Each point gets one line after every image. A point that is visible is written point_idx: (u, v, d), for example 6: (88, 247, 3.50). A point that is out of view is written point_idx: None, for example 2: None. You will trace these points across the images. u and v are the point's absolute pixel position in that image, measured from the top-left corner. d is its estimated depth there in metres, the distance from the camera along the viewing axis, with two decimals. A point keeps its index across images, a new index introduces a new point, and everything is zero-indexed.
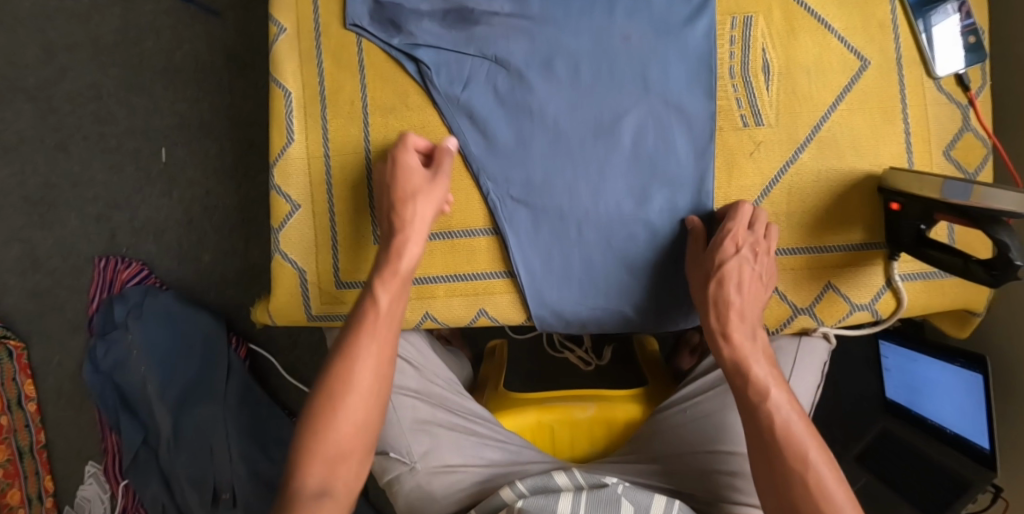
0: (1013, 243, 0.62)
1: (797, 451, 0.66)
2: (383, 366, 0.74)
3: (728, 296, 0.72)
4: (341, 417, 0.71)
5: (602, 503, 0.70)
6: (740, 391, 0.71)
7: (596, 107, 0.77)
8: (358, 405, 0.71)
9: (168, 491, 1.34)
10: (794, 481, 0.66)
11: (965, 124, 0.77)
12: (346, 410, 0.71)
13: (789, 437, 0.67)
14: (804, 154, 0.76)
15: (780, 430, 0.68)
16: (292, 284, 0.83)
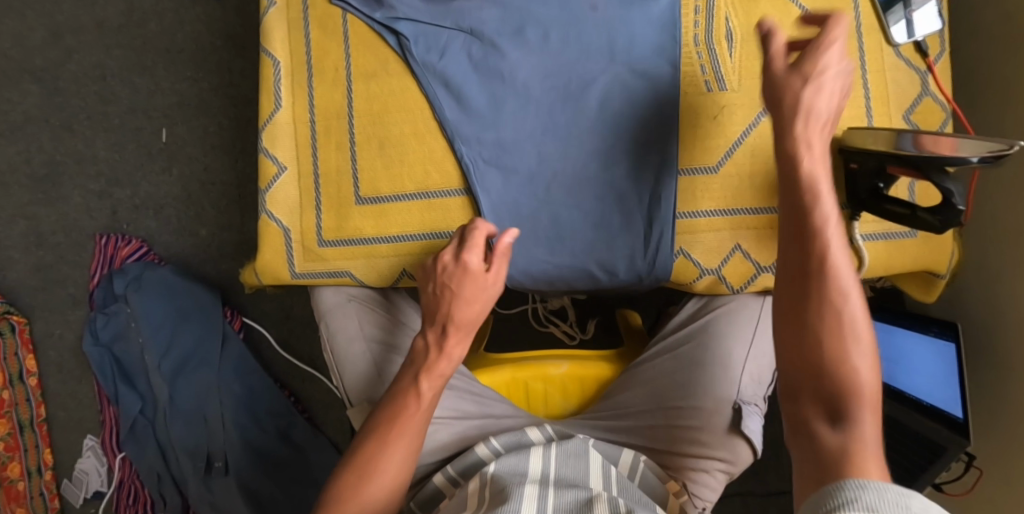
0: (956, 189, 0.67)
1: (849, 345, 0.57)
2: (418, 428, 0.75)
3: (820, 103, 0.64)
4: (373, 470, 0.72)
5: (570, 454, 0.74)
6: (797, 203, 0.62)
7: (564, 73, 0.81)
8: (383, 476, 0.72)
9: (163, 458, 1.38)
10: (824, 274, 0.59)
11: (925, 89, 0.81)
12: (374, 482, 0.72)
13: (846, 318, 0.58)
14: (766, 117, 0.80)
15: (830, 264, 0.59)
16: (278, 242, 0.86)
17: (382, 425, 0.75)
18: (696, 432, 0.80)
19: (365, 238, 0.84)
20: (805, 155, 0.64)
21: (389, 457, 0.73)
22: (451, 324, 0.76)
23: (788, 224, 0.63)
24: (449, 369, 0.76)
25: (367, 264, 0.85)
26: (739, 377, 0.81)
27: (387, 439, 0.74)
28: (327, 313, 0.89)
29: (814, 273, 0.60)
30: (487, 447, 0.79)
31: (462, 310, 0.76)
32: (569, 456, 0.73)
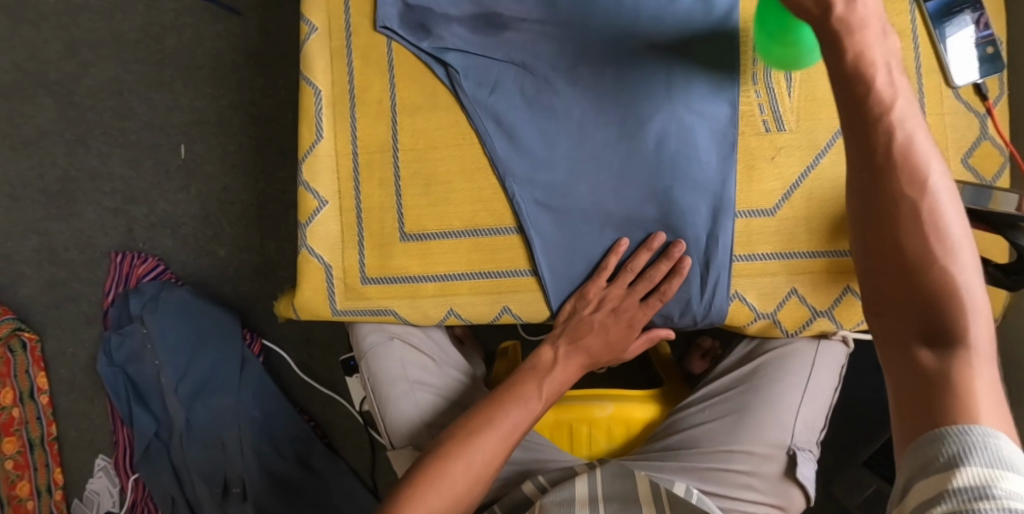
0: None
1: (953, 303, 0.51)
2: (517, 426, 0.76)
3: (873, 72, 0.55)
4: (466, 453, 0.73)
5: (615, 477, 0.75)
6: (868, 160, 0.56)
7: (618, 110, 0.79)
8: (462, 479, 0.72)
9: (177, 482, 1.35)
10: (915, 235, 0.53)
11: (983, 132, 0.79)
12: (448, 488, 0.71)
13: (949, 260, 0.52)
14: (823, 160, 0.78)
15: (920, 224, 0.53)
16: (319, 278, 0.83)
17: (470, 431, 0.75)
18: (748, 478, 0.77)
19: (409, 277, 0.82)
20: (888, 104, 0.55)
21: (468, 468, 0.72)
22: (582, 336, 0.80)
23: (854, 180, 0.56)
24: (567, 387, 0.80)
25: (412, 303, 0.82)
26: (792, 423, 0.79)
27: (476, 445, 0.74)
28: (366, 352, 0.86)
29: (902, 221, 0.54)
30: (532, 482, 0.79)
31: (593, 328, 0.80)
32: (614, 479, 0.75)
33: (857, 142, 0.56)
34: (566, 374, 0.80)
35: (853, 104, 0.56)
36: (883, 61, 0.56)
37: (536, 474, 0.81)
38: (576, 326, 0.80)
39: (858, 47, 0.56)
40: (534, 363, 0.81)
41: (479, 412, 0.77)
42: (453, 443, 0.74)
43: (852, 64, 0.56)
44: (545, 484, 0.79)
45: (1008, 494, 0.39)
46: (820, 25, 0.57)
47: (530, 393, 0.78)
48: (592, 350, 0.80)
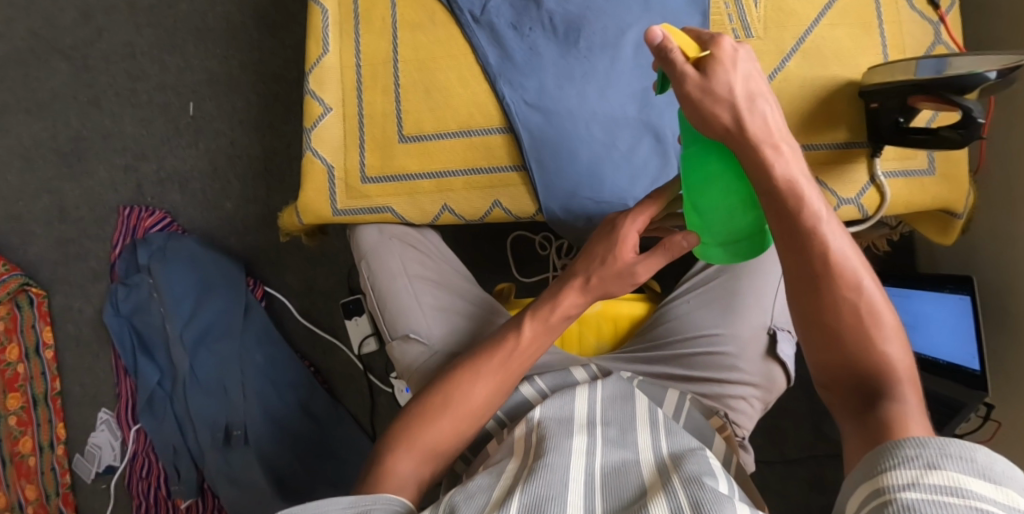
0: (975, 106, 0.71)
1: (893, 374, 0.58)
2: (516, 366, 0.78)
3: (800, 183, 0.59)
4: (468, 390, 0.75)
5: (616, 391, 0.76)
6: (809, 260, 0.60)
7: (601, 22, 0.85)
8: (476, 403, 0.75)
9: (180, 431, 1.38)
10: (847, 315, 0.59)
11: (937, 38, 0.86)
12: (466, 410, 0.74)
13: (878, 331, 0.59)
14: (790, 63, 0.85)
15: (865, 312, 0.59)
16: (321, 178, 0.89)
17: (481, 360, 0.77)
18: (734, 360, 0.83)
19: (407, 175, 0.88)
20: (818, 214, 0.59)
21: (478, 402, 0.75)
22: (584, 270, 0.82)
23: (790, 273, 0.61)
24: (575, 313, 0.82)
25: (411, 200, 0.89)
26: (772, 305, 0.85)
27: (487, 371, 0.76)
28: (367, 252, 0.91)
29: (842, 312, 0.59)
30: (532, 386, 0.82)
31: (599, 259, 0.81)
32: (615, 400, 0.74)
33: (791, 246, 0.60)
34: (569, 301, 0.81)
35: (788, 213, 0.60)
36: (801, 171, 0.60)
37: (533, 378, 0.83)
38: (584, 260, 0.83)
39: (770, 164, 0.59)
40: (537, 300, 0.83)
41: (484, 348, 0.79)
42: (463, 374, 0.77)
43: (782, 183, 0.59)
44: (546, 389, 0.82)
45: (974, 494, 0.42)
46: (737, 144, 0.60)
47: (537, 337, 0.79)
48: (588, 273, 0.81)
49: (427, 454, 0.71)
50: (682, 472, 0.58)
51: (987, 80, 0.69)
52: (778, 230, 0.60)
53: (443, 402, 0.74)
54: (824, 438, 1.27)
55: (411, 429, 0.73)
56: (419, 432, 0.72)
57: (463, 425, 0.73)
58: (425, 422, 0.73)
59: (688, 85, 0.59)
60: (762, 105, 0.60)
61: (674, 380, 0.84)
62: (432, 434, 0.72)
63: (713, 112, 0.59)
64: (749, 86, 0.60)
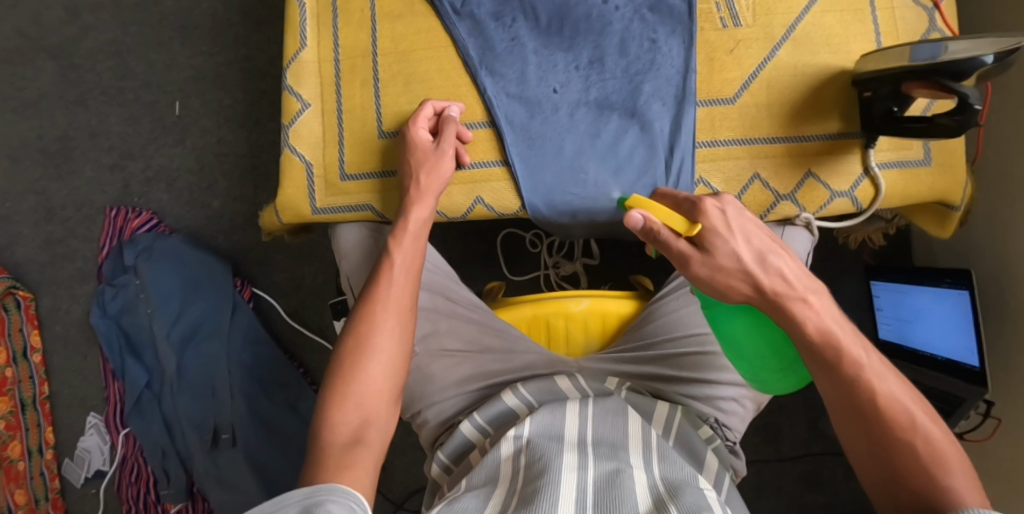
0: (972, 91, 0.67)
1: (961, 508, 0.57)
2: (404, 319, 0.75)
3: (831, 326, 0.64)
4: (368, 362, 0.72)
5: (607, 410, 0.73)
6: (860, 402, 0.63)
7: (585, 9, 0.83)
8: (391, 340, 0.73)
9: (169, 434, 1.36)
10: (898, 448, 0.61)
11: (932, 24, 0.83)
12: (380, 347, 0.72)
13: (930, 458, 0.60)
14: (780, 51, 0.82)
15: (923, 448, 0.60)
16: (300, 176, 0.87)
17: (364, 324, 0.74)
18: (724, 359, 0.81)
19: (388, 171, 0.86)
20: (856, 354, 0.64)
21: (381, 372, 0.72)
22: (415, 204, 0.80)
23: (840, 410, 0.65)
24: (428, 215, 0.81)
25: (390, 198, 0.86)
26: None
27: (382, 329, 0.74)
28: (351, 251, 0.89)
29: (895, 447, 0.61)
30: (517, 396, 0.79)
31: (426, 189, 0.81)
32: (606, 418, 0.71)
33: (840, 388, 0.64)
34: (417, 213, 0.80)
35: (827, 361, 0.64)
36: (838, 321, 0.65)
37: (517, 387, 0.81)
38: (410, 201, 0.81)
39: (798, 320, 0.64)
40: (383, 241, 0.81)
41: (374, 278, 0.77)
42: (368, 311, 0.75)
43: (817, 337, 0.64)
44: (530, 399, 0.79)
45: None
46: (762, 304, 0.66)
47: (396, 272, 0.77)
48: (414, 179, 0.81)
49: (364, 400, 0.70)
50: (682, 503, 0.56)
51: (986, 65, 0.66)
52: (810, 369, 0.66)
53: (344, 386, 0.70)
54: (822, 436, 1.25)
55: (341, 382, 0.71)
56: (347, 383, 0.70)
57: (385, 363, 0.72)
58: (348, 370, 0.71)
59: (694, 264, 0.66)
60: (768, 257, 0.65)
61: (661, 381, 0.81)
62: (363, 381, 0.70)
63: (728, 285, 0.65)
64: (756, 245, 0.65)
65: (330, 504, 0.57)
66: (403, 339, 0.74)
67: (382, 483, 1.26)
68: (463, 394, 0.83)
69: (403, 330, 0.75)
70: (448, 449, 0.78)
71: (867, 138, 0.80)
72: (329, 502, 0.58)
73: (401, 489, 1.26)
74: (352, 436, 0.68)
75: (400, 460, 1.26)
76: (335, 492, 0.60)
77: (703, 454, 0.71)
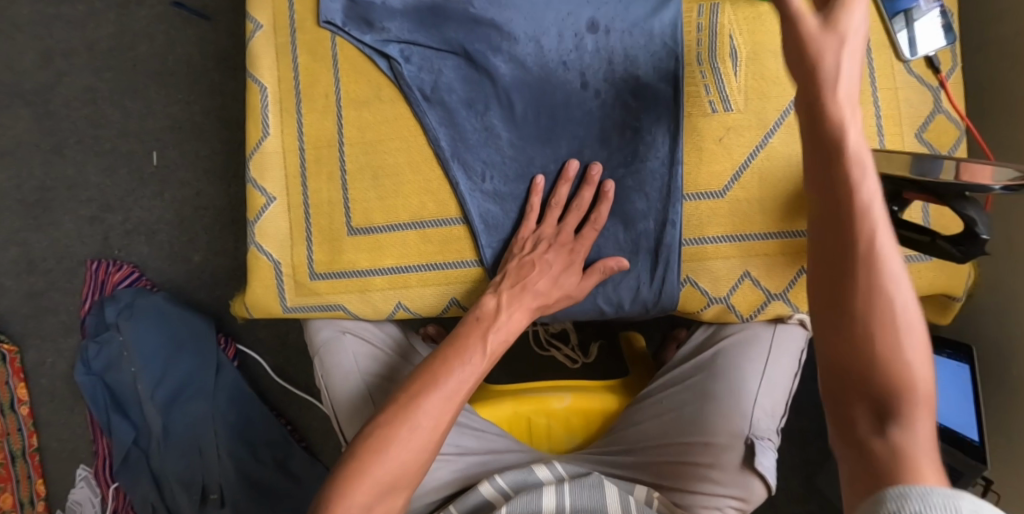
0: (980, 219, 0.64)
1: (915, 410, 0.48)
2: (450, 416, 0.69)
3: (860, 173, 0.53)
4: (394, 449, 0.66)
5: (585, 487, 0.71)
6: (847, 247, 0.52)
7: (564, 95, 0.78)
8: (424, 435, 0.67)
9: (158, 491, 1.33)
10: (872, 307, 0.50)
11: (937, 106, 0.78)
12: (410, 435, 0.67)
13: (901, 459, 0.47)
14: (773, 139, 0.77)
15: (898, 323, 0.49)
16: (268, 274, 0.83)
17: (405, 406, 0.68)
18: (708, 470, 0.76)
19: (358, 271, 0.81)
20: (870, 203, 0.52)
21: (403, 462, 0.66)
22: (510, 309, 0.75)
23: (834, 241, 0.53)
24: (513, 338, 0.74)
25: (363, 297, 0.82)
26: (753, 410, 0.77)
27: (422, 419, 0.67)
28: (326, 351, 0.85)
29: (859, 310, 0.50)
30: (492, 484, 0.75)
31: (533, 291, 0.76)
32: (583, 490, 0.70)
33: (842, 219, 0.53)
34: (517, 320, 0.75)
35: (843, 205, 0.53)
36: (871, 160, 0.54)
37: (494, 474, 0.77)
38: (509, 300, 0.75)
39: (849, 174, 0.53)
40: (476, 313, 0.75)
41: (438, 362, 0.71)
42: (416, 397, 0.68)
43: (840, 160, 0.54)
44: (507, 489, 0.75)
45: None
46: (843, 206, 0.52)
47: (467, 364, 0.71)
48: (524, 277, 0.76)
49: (377, 488, 0.65)
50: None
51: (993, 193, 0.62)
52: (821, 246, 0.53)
53: (360, 468, 0.65)
54: None
55: (364, 459, 0.65)
56: (365, 464, 0.65)
57: (411, 451, 0.66)
58: (375, 451, 0.66)
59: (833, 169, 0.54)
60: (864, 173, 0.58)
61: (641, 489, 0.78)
62: (381, 466, 0.65)
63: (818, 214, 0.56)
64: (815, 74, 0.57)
65: None
66: (439, 436, 0.68)
67: None
68: (437, 499, 0.79)
69: (442, 428, 0.68)
70: None
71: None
72: None
73: None
74: None
75: None
76: None
77: None
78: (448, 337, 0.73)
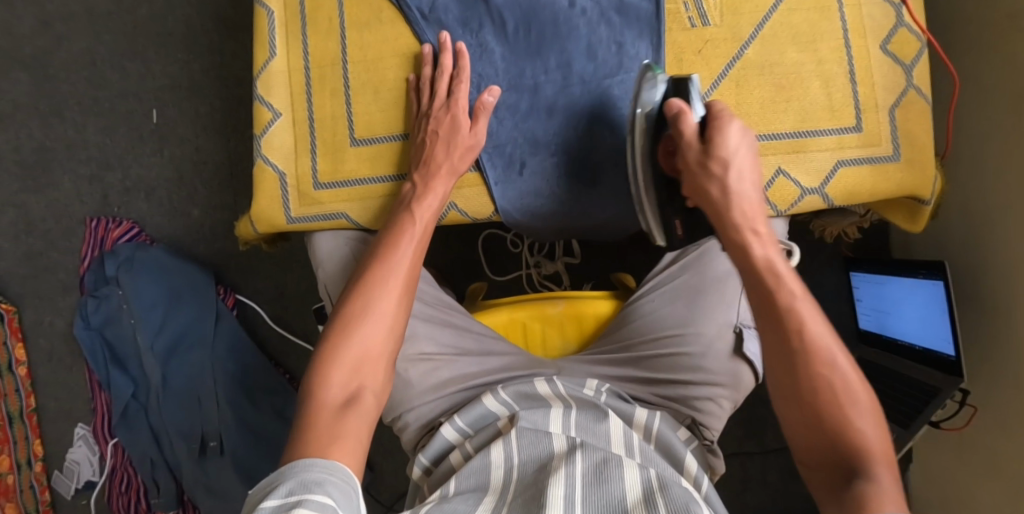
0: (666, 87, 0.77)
1: (840, 385, 0.62)
2: (403, 292, 0.75)
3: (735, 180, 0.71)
4: (364, 329, 0.71)
5: (592, 436, 0.71)
6: (763, 286, 0.67)
7: (553, 13, 0.83)
8: (383, 319, 0.73)
9: (157, 444, 1.35)
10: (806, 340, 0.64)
11: (899, 20, 0.83)
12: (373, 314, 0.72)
13: (834, 373, 0.63)
14: (749, 50, 0.83)
15: (804, 333, 0.64)
16: (273, 186, 0.87)
17: (365, 288, 0.74)
18: (698, 360, 0.80)
19: (361, 180, 0.86)
20: (787, 283, 0.66)
21: (371, 337, 0.71)
22: (432, 191, 0.80)
23: (776, 354, 0.65)
24: (439, 208, 0.80)
25: (364, 204, 0.86)
26: (740, 304, 0.83)
27: (380, 295, 0.74)
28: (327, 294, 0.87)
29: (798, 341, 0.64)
30: (497, 399, 0.77)
31: (445, 175, 0.81)
32: (588, 425, 0.72)
33: (773, 322, 0.65)
34: (432, 197, 0.80)
35: (767, 286, 0.67)
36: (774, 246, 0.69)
37: (496, 388, 0.79)
38: (427, 185, 0.80)
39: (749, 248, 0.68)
40: (400, 199, 0.82)
41: (378, 251, 0.77)
42: (373, 272, 0.75)
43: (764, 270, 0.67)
44: (508, 401, 0.78)
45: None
46: (719, 208, 0.71)
47: (410, 242, 0.78)
48: (436, 158, 0.81)
49: (360, 366, 0.70)
50: (669, 498, 0.59)
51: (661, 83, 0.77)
52: (776, 336, 0.65)
53: (336, 353, 0.70)
54: None
55: (347, 323, 0.72)
56: (339, 348, 0.70)
57: (375, 323, 0.72)
58: (352, 320, 0.72)
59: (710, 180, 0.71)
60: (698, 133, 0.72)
61: (637, 383, 0.82)
62: (358, 346, 0.71)
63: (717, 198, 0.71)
64: (736, 203, 0.70)
65: (327, 486, 0.57)
66: (398, 316, 0.74)
67: (371, 486, 1.26)
68: (442, 397, 0.81)
69: (401, 304, 0.74)
70: (429, 452, 0.76)
71: (683, 233, 0.83)
72: (326, 484, 0.58)
73: (390, 492, 1.25)
74: (343, 400, 0.67)
75: (388, 463, 1.26)
76: (322, 468, 0.59)
77: (684, 461, 0.72)
78: (384, 230, 0.79)
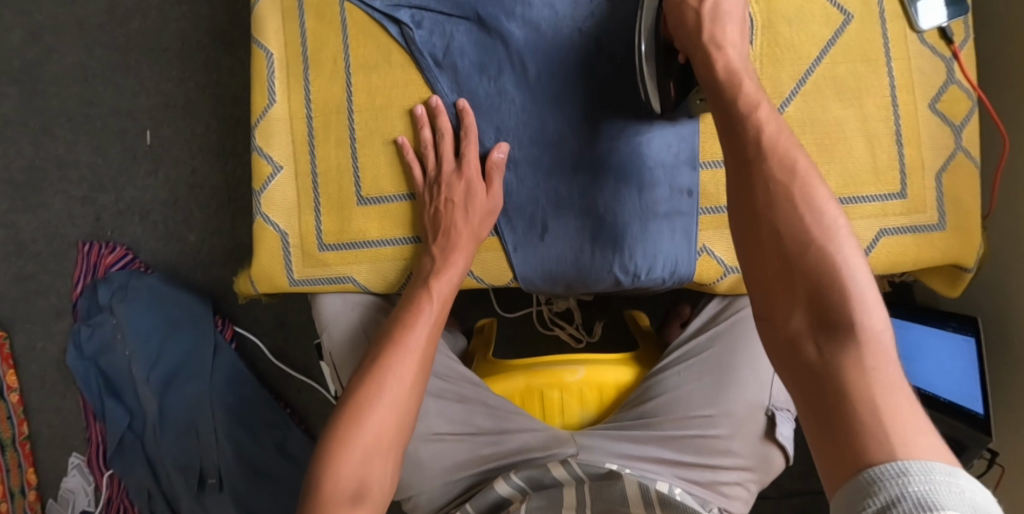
0: None
1: (811, 205, 0.55)
2: (418, 372, 0.70)
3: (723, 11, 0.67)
4: (374, 412, 0.66)
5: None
6: (723, 104, 0.64)
7: (578, 60, 0.77)
8: (395, 404, 0.67)
9: (154, 475, 1.29)
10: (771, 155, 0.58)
11: (950, 76, 0.77)
12: (386, 391, 0.68)
13: (808, 205, 0.55)
14: (790, 108, 0.76)
15: (766, 143, 0.59)
16: (275, 245, 0.81)
17: (378, 369, 0.69)
18: (727, 443, 0.77)
19: (369, 241, 0.80)
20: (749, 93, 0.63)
21: (383, 424, 0.66)
22: (452, 261, 0.75)
23: (733, 172, 0.61)
24: (458, 281, 0.76)
25: (374, 268, 0.81)
26: (769, 382, 0.78)
27: (394, 374, 0.69)
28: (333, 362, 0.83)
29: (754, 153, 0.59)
30: (509, 483, 0.72)
31: (462, 248, 0.75)
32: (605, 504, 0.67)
33: (731, 139, 0.62)
34: (453, 268, 0.75)
35: (725, 102, 0.64)
36: (744, 66, 0.66)
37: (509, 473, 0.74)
38: (446, 255, 0.76)
39: (710, 61, 0.66)
40: (417, 269, 0.78)
41: (394, 325, 0.73)
42: (389, 354, 0.70)
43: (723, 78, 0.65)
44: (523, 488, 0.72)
45: None
46: (689, 35, 0.68)
47: (427, 317, 0.73)
48: (454, 225, 0.75)
49: (371, 453, 0.65)
50: None
51: None
52: (734, 153, 0.61)
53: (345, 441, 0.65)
54: None
55: (358, 405, 0.67)
56: (349, 434, 0.65)
57: (387, 403, 0.67)
58: (364, 404, 0.67)
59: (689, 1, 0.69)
60: None
61: (662, 465, 0.76)
62: (368, 432, 0.65)
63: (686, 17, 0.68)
64: (704, 24, 0.67)
65: None
66: (412, 399, 0.69)
67: None
68: (455, 481, 0.77)
69: (415, 383, 0.70)
70: None
71: (678, 95, 0.73)
72: None
73: None
74: (352, 491, 0.63)
75: None
76: None
77: None
78: (402, 302, 0.75)
